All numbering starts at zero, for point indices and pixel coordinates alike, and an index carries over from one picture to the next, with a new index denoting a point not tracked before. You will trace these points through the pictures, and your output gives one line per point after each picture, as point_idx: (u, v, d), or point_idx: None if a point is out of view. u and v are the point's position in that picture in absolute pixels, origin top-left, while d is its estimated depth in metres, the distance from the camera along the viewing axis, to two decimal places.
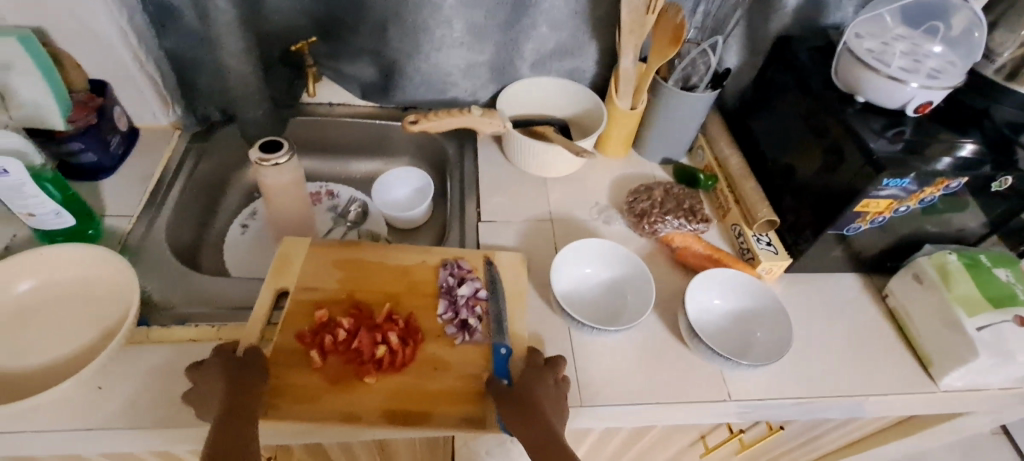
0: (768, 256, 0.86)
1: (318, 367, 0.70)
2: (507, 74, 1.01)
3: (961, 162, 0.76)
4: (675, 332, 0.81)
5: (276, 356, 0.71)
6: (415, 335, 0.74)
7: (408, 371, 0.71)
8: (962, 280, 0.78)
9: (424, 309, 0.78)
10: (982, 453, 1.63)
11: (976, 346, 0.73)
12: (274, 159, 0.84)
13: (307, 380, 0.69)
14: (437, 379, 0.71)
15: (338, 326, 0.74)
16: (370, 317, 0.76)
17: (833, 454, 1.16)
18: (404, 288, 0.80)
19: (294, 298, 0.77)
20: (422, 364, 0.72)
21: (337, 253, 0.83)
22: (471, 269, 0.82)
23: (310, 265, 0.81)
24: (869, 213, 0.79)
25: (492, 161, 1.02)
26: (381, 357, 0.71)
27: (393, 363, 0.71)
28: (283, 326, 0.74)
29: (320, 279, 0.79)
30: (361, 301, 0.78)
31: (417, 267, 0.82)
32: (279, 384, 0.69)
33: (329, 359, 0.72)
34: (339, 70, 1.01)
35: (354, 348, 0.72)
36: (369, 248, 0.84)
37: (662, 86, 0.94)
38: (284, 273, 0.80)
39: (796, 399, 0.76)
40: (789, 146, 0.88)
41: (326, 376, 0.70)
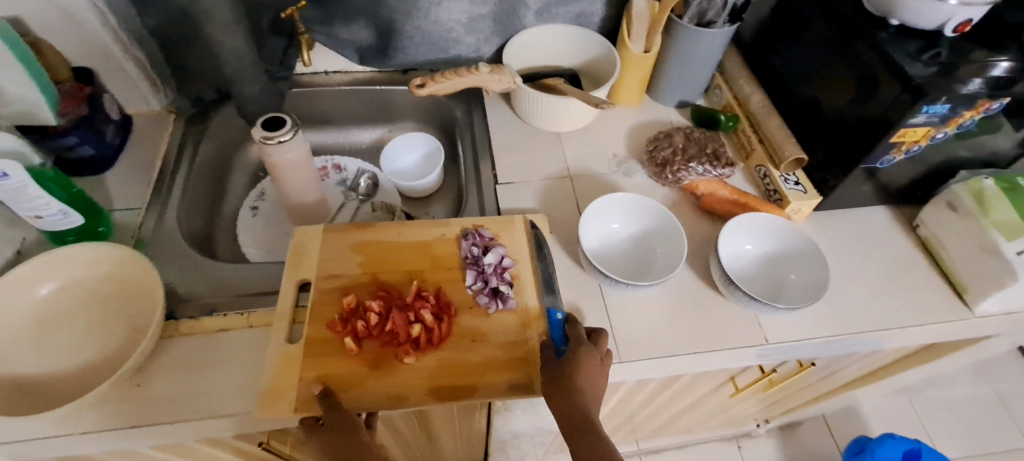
0: (798, 196, 0.84)
1: (355, 354, 0.70)
2: (511, 26, 0.95)
3: (995, 81, 0.71)
4: (707, 280, 0.80)
5: (312, 347, 0.70)
6: (449, 309, 0.73)
7: (448, 345, 0.71)
8: (999, 205, 0.76)
9: (452, 282, 0.76)
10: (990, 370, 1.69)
11: (1016, 269, 0.72)
12: (278, 137, 0.80)
13: (347, 368, 0.69)
14: (477, 350, 0.70)
15: (367, 310, 0.72)
16: (399, 297, 0.74)
17: (858, 382, 1.17)
18: (428, 264, 0.78)
19: (318, 287, 0.75)
20: (460, 337, 0.71)
21: (353, 236, 0.80)
22: (492, 236, 0.80)
23: (328, 252, 0.79)
24: (904, 143, 0.76)
25: (503, 120, 0.98)
26: (417, 336, 0.70)
27: (430, 341, 0.70)
28: (312, 316, 0.73)
29: (341, 265, 0.77)
30: (386, 282, 0.76)
31: (438, 240, 0.80)
32: (320, 375, 0.68)
33: (364, 344, 0.71)
34: (333, 34, 0.95)
35: (389, 330, 0.71)
36: (385, 226, 0.82)
37: (677, 24, 0.88)
38: (303, 264, 0.77)
39: (833, 337, 0.76)
40: (814, 78, 0.84)
41: (365, 361, 0.69)
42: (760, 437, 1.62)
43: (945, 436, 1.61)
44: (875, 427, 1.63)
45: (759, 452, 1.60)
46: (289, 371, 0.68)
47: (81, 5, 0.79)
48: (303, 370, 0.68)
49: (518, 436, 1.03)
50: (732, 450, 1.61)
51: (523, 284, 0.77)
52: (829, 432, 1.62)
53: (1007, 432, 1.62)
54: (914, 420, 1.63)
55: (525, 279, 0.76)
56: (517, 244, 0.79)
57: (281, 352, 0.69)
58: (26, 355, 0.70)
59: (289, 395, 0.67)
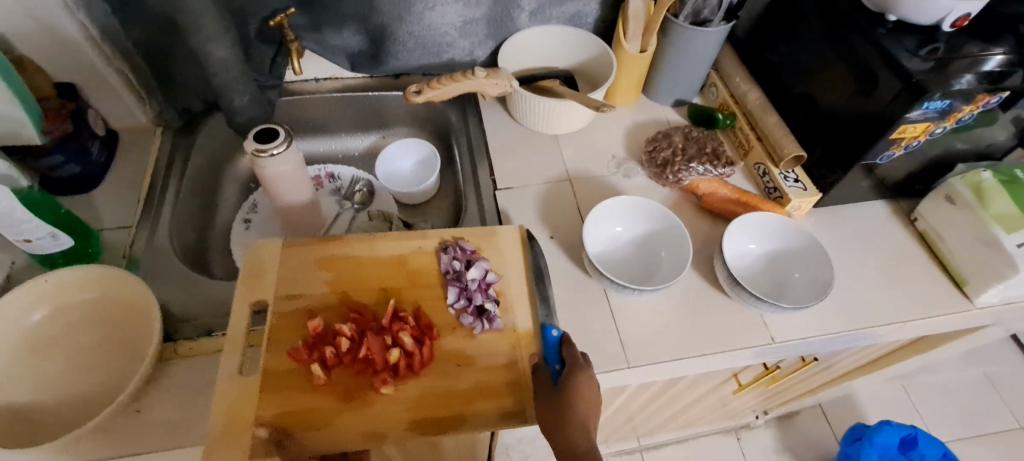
0: (797, 193, 0.84)
1: (324, 386, 0.68)
2: (505, 27, 0.94)
3: (993, 75, 0.71)
4: (712, 281, 0.80)
5: (274, 380, 0.68)
6: (430, 332, 0.71)
7: (429, 371, 0.69)
8: (999, 197, 0.76)
9: (432, 300, 0.75)
10: (982, 357, 1.74)
11: (1015, 261, 0.73)
12: (270, 149, 0.78)
13: (317, 401, 0.67)
14: (463, 376, 0.69)
15: (337, 334, 0.70)
16: (373, 320, 0.72)
17: (856, 372, 1.17)
18: (405, 281, 0.76)
19: (278, 310, 0.73)
20: (444, 361, 0.70)
21: (317, 250, 0.78)
22: (474, 249, 0.78)
23: (290, 269, 0.76)
24: (904, 139, 0.76)
25: (500, 123, 0.97)
26: (396, 362, 0.68)
27: (411, 367, 0.69)
28: (273, 342, 0.70)
29: (305, 283, 0.75)
30: (356, 303, 0.74)
31: (414, 254, 0.78)
32: (285, 409, 0.66)
33: (335, 373, 0.69)
34: (323, 41, 0.91)
35: (362, 358, 0.69)
36: (355, 241, 0.79)
37: (673, 23, 0.88)
38: (260, 284, 0.74)
39: (837, 333, 0.77)
40: (811, 75, 0.84)
41: (335, 393, 0.67)
42: (758, 428, 1.64)
43: (939, 421, 1.64)
44: (870, 414, 1.66)
45: (758, 442, 1.62)
46: (248, 407, 0.66)
47: (62, 18, 0.76)
48: (264, 405, 0.66)
49: (522, 440, 1.02)
50: (732, 442, 1.62)
51: (516, 297, 0.75)
52: (825, 419, 1.64)
53: (997, 414, 1.65)
54: (907, 405, 1.66)
55: (512, 295, 0.75)
56: (501, 257, 0.78)
57: (236, 387, 0.67)
58: (19, 383, 0.68)
59: (248, 433, 0.64)
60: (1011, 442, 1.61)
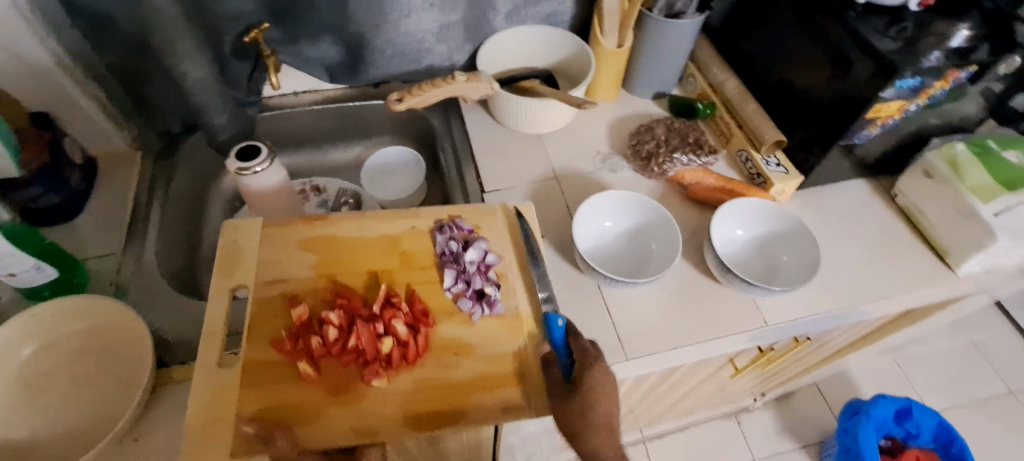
0: (780, 177, 0.85)
1: (311, 378, 0.67)
2: (482, 30, 0.94)
3: (959, 51, 0.74)
4: (703, 269, 0.81)
5: (256, 373, 0.67)
6: (424, 319, 0.71)
7: (425, 362, 0.68)
8: (973, 169, 0.78)
9: (425, 284, 0.75)
10: (971, 325, 1.79)
11: (994, 229, 0.75)
12: (253, 168, 0.79)
13: (304, 394, 0.66)
14: (460, 367, 0.68)
15: (323, 322, 0.69)
16: (361, 307, 0.71)
17: (848, 348, 1.19)
18: (397, 264, 0.76)
19: (258, 296, 0.72)
20: (441, 351, 0.69)
21: (301, 231, 0.78)
22: (471, 228, 0.79)
23: (272, 252, 0.76)
24: (879, 118, 0.78)
25: (483, 126, 0.97)
26: (389, 352, 0.68)
27: (405, 356, 0.68)
28: (255, 331, 0.70)
29: (290, 267, 0.75)
30: (342, 288, 0.74)
31: (406, 235, 0.79)
32: (268, 403, 0.65)
33: (322, 363, 0.68)
34: (299, 53, 0.90)
35: (353, 348, 0.68)
36: (341, 220, 0.79)
37: (648, 16, 0.89)
38: (236, 269, 0.74)
39: (828, 312, 0.78)
40: (786, 60, 0.86)
41: (323, 386, 0.66)
42: (758, 411, 1.66)
43: (933, 391, 1.67)
44: (865, 389, 1.69)
45: (759, 425, 1.64)
46: (229, 400, 0.65)
47: (32, 47, 0.76)
48: (246, 399, 0.65)
49: (526, 440, 1.03)
50: (733, 427, 1.64)
51: (513, 285, 0.75)
52: (822, 398, 1.67)
53: (987, 380, 1.69)
54: (900, 378, 1.69)
55: (511, 277, 0.76)
56: (499, 236, 0.79)
57: (217, 381, 0.66)
58: (13, 420, 0.66)
59: (233, 428, 0.63)
60: (1001, 406, 1.65)
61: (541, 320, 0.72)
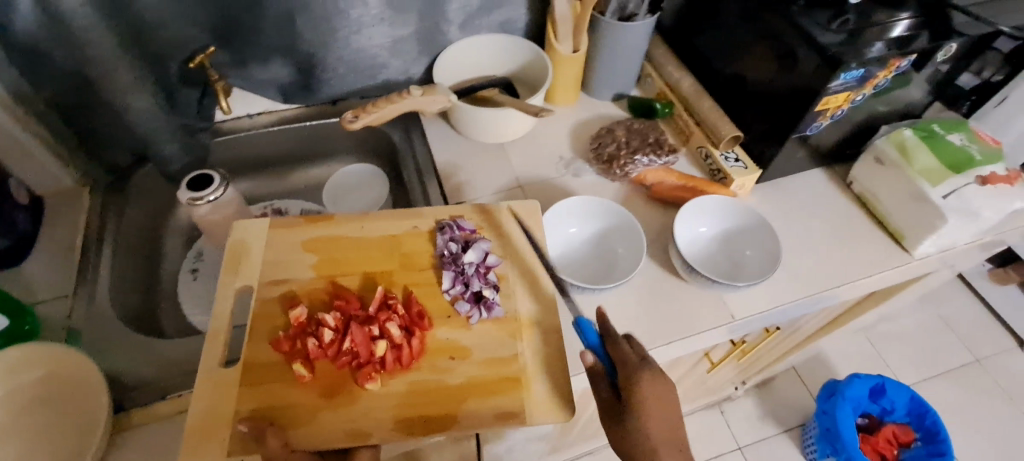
0: (739, 172, 0.87)
1: (307, 380, 0.66)
2: (436, 42, 0.93)
3: (899, 40, 0.75)
4: (670, 269, 0.82)
5: (253, 373, 0.67)
6: (420, 321, 0.70)
7: (419, 365, 0.68)
8: (921, 153, 0.81)
9: (423, 285, 0.74)
10: (938, 297, 1.85)
11: (943, 211, 0.77)
12: (206, 196, 0.77)
13: (299, 395, 0.66)
14: (455, 370, 0.68)
15: (320, 324, 0.69)
16: (359, 309, 0.71)
17: (819, 332, 1.21)
18: (396, 265, 0.76)
19: (261, 296, 0.72)
20: (436, 354, 0.69)
21: (304, 232, 0.77)
22: (473, 228, 0.78)
23: (275, 252, 0.76)
24: (829, 109, 0.79)
25: (444, 138, 0.96)
26: (383, 355, 0.67)
27: (399, 360, 0.67)
28: (256, 332, 0.70)
29: (291, 268, 0.75)
30: (342, 290, 0.73)
31: (406, 235, 0.79)
32: (263, 403, 0.65)
33: (318, 365, 0.68)
34: (249, 76, 0.88)
35: (348, 350, 0.68)
36: (344, 222, 0.79)
37: (601, 20, 0.89)
38: (242, 267, 0.74)
39: (794, 302, 0.80)
40: (738, 57, 0.87)
41: (318, 388, 0.66)
42: (740, 399, 1.68)
43: (904, 366, 1.72)
44: (841, 369, 1.73)
45: (741, 413, 1.66)
46: (225, 400, 0.65)
47: None
48: (243, 399, 0.65)
49: (509, 450, 1.02)
50: (717, 417, 1.66)
51: (511, 281, 0.75)
52: (800, 381, 1.70)
53: (954, 350, 1.75)
54: (873, 355, 1.74)
55: (511, 277, 0.75)
56: (500, 237, 0.79)
57: (215, 380, 0.66)
58: None
59: (228, 428, 0.63)
60: (969, 375, 1.71)
61: (539, 322, 0.72)
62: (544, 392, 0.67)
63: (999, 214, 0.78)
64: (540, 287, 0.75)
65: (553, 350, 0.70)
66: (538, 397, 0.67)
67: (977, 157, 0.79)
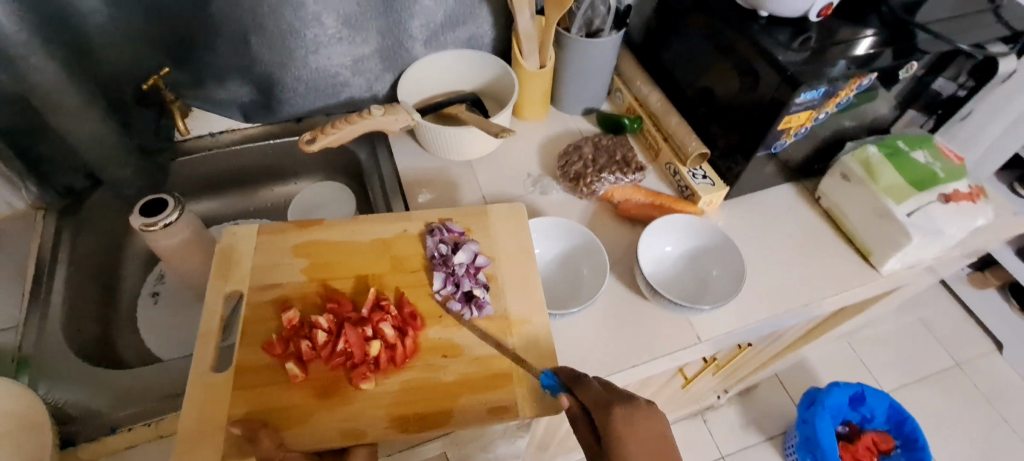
0: (706, 189, 0.86)
1: (301, 381, 0.64)
2: (400, 59, 0.91)
3: (862, 58, 0.74)
4: (636, 289, 0.80)
5: (245, 376, 0.64)
6: (413, 321, 0.68)
7: (414, 364, 0.65)
8: (885, 171, 0.80)
9: (415, 287, 0.71)
10: (925, 304, 1.81)
11: (908, 229, 0.77)
12: (161, 221, 0.76)
13: (292, 398, 0.63)
14: (450, 368, 0.65)
15: (313, 327, 0.66)
16: (352, 310, 0.68)
17: (797, 343, 1.19)
18: (387, 267, 0.73)
19: (251, 300, 0.69)
20: (429, 353, 0.66)
21: (293, 236, 0.74)
22: (462, 231, 0.75)
23: (263, 256, 0.72)
24: (792, 128, 0.79)
25: (410, 156, 0.94)
26: (377, 355, 0.65)
27: (393, 360, 0.65)
28: (245, 336, 0.66)
29: (281, 272, 0.71)
30: (335, 292, 0.70)
31: (397, 239, 0.75)
32: (255, 406, 0.62)
33: (311, 367, 0.65)
34: (209, 96, 0.88)
35: (342, 351, 0.65)
36: (335, 226, 0.75)
37: (566, 37, 0.88)
38: (232, 273, 0.71)
39: (761, 321, 0.79)
40: (704, 73, 0.86)
41: (312, 390, 0.63)
42: (723, 407, 1.66)
43: (885, 371, 1.70)
44: (824, 376, 1.71)
45: (724, 422, 1.65)
46: (215, 405, 0.62)
47: None
48: (234, 402, 0.62)
49: None
50: (699, 425, 1.65)
51: (500, 285, 0.72)
52: (782, 389, 1.69)
53: (935, 355, 1.73)
54: (856, 361, 1.72)
55: (502, 279, 0.72)
56: (490, 240, 0.75)
57: (205, 385, 0.63)
58: None
59: (220, 432, 0.60)
60: (949, 380, 1.69)
61: (528, 323, 0.69)
62: (533, 381, 0.65)
63: (963, 231, 0.78)
64: (531, 287, 0.72)
65: (544, 346, 0.68)
66: (529, 388, 0.65)
67: (940, 174, 0.80)
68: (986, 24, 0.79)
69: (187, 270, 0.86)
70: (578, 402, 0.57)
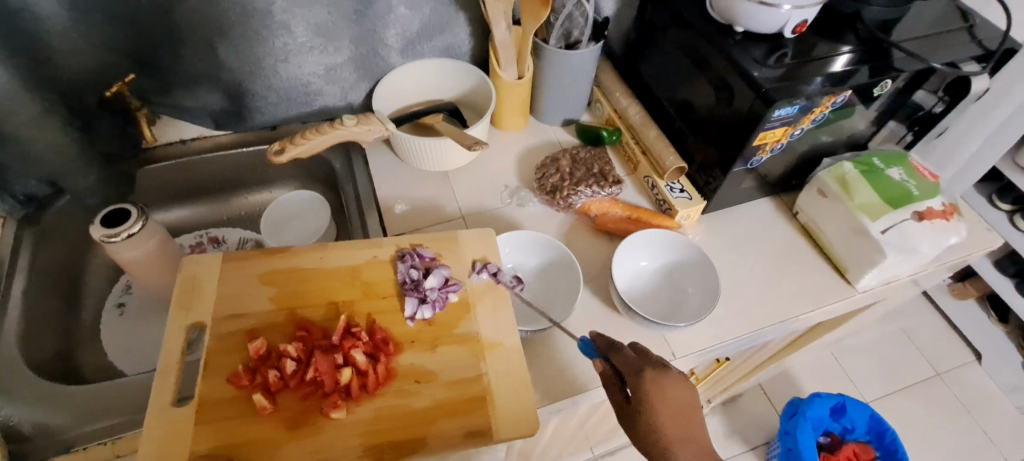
0: (684, 203, 0.85)
1: (269, 413, 0.61)
2: (376, 67, 0.90)
3: (839, 75, 0.74)
4: (611, 304, 0.79)
5: (210, 410, 0.61)
6: (385, 347, 0.66)
7: (386, 391, 0.63)
8: (861, 187, 0.80)
9: (387, 312, 0.69)
10: (905, 314, 1.82)
11: (883, 247, 0.77)
12: (124, 231, 0.73)
13: (261, 430, 0.60)
14: (423, 393, 0.63)
15: (281, 355, 0.64)
16: (322, 338, 0.66)
17: (777, 356, 1.18)
18: (358, 293, 0.70)
19: (215, 331, 0.65)
20: (402, 379, 0.64)
21: (259, 263, 0.70)
22: (434, 256, 0.73)
23: (227, 285, 0.68)
24: (768, 143, 0.78)
25: (385, 165, 0.92)
26: (348, 382, 0.63)
27: (364, 387, 0.63)
28: (209, 368, 0.63)
29: (246, 302, 0.68)
30: (304, 319, 0.68)
31: (367, 265, 0.72)
32: (222, 441, 0.59)
33: (280, 398, 0.63)
34: (176, 104, 0.88)
35: (311, 379, 0.64)
36: (303, 253, 0.72)
37: (543, 48, 0.87)
38: (195, 303, 0.67)
39: (737, 338, 0.78)
40: (681, 86, 0.86)
41: (281, 421, 0.61)
42: (707, 417, 1.63)
43: (868, 381, 1.69)
44: (808, 384, 1.69)
45: (708, 431, 1.61)
46: (178, 442, 0.59)
47: None
48: (199, 437, 0.59)
49: None
50: None
51: (474, 306, 0.70)
52: (765, 397, 1.66)
53: (916, 364, 1.73)
54: (840, 372, 1.70)
55: (477, 300, 0.70)
56: (459, 260, 0.74)
57: (167, 420, 0.59)
58: None
59: None
60: (931, 389, 1.69)
61: (502, 346, 0.67)
62: (510, 403, 0.63)
63: (937, 249, 0.78)
64: (503, 310, 0.70)
65: (519, 369, 0.65)
66: (505, 411, 0.63)
67: (915, 192, 0.79)
68: (960, 43, 0.80)
69: (150, 280, 0.83)
70: (610, 365, 0.63)
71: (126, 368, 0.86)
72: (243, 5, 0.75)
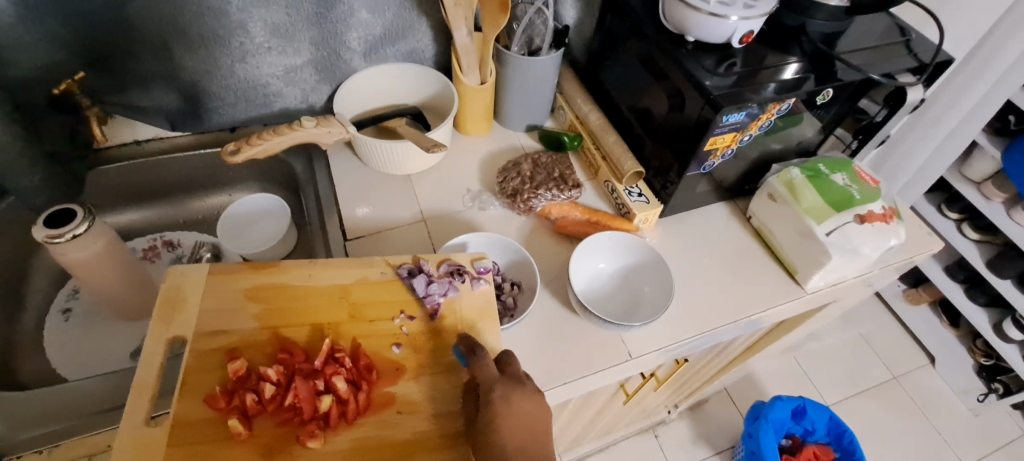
0: (641, 206, 0.87)
1: (245, 439, 0.59)
2: (338, 70, 0.91)
3: (789, 83, 0.78)
4: (569, 305, 0.80)
5: (185, 431, 0.58)
6: (369, 375, 0.64)
7: (367, 420, 0.61)
8: (807, 191, 0.84)
9: (374, 336, 0.67)
10: (862, 317, 1.89)
11: (828, 248, 0.80)
12: (68, 232, 0.71)
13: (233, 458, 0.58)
14: (404, 424, 0.62)
15: (261, 379, 0.62)
16: (304, 361, 0.64)
17: (738, 358, 1.22)
18: (345, 315, 0.68)
19: (194, 347, 0.62)
20: (383, 408, 0.62)
21: (247, 278, 0.68)
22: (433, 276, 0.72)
23: (211, 299, 0.66)
24: (718, 149, 0.80)
25: (347, 168, 0.92)
26: (328, 410, 0.61)
27: (344, 415, 0.61)
28: (186, 386, 0.60)
29: (229, 318, 0.65)
30: (287, 341, 0.66)
31: (356, 284, 0.70)
32: None
33: (257, 423, 0.60)
34: (131, 103, 0.85)
35: (290, 405, 0.61)
36: (293, 269, 0.70)
37: (505, 54, 0.89)
38: (177, 316, 0.64)
39: (692, 337, 0.80)
40: (640, 93, 0.88)
41: (257, 447, 0.58)
42: (674, 421, 1.64)
43: (827, 384, 1.74)
44: (771, 387, 1.72)
45: (674, 434, 1.63)
46: None
47: None
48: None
49: None
50: (651, 441, 1.61)
51: (456, 325, 0.69)
52: (732, 402, 1.68)
53: (873, 369, 1.78)
54: (801, 374, 1.74)
55: (465, 322, 0.70)
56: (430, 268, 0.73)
57: (137, 441, 0.56)
58: None
59: None
60: (887, 393, 1.74)
61: None
62: None
63: (878, 250, 0.81)
64: (488, 335, 0.69)
65: None
66: None
67: (857, 196, 0.83)
68: (898, 56, 0.84)
69: (96, 286, 0.81)
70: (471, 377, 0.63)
71: (69, 375, 0.83)
72: (199, 4, 0.75)
